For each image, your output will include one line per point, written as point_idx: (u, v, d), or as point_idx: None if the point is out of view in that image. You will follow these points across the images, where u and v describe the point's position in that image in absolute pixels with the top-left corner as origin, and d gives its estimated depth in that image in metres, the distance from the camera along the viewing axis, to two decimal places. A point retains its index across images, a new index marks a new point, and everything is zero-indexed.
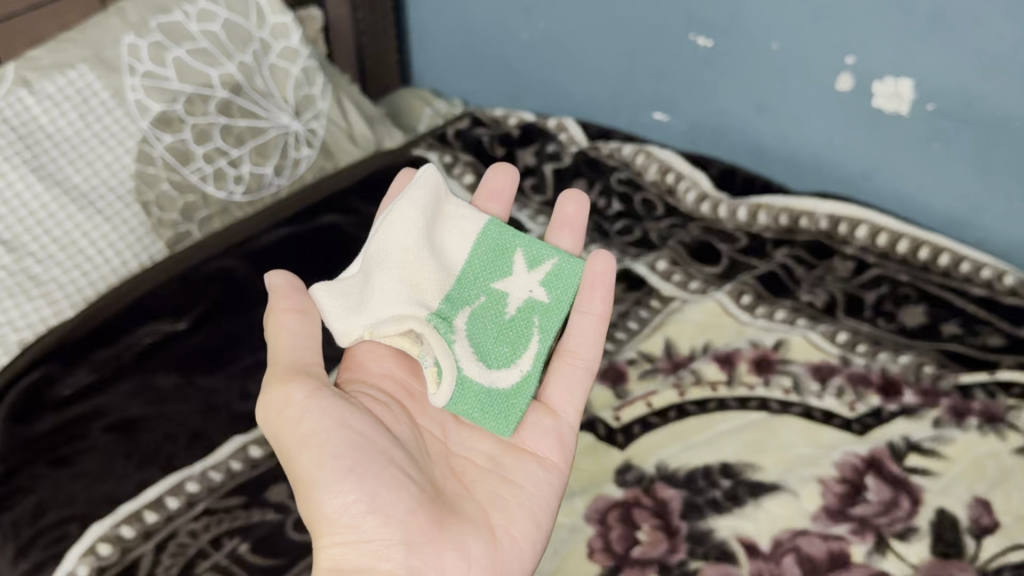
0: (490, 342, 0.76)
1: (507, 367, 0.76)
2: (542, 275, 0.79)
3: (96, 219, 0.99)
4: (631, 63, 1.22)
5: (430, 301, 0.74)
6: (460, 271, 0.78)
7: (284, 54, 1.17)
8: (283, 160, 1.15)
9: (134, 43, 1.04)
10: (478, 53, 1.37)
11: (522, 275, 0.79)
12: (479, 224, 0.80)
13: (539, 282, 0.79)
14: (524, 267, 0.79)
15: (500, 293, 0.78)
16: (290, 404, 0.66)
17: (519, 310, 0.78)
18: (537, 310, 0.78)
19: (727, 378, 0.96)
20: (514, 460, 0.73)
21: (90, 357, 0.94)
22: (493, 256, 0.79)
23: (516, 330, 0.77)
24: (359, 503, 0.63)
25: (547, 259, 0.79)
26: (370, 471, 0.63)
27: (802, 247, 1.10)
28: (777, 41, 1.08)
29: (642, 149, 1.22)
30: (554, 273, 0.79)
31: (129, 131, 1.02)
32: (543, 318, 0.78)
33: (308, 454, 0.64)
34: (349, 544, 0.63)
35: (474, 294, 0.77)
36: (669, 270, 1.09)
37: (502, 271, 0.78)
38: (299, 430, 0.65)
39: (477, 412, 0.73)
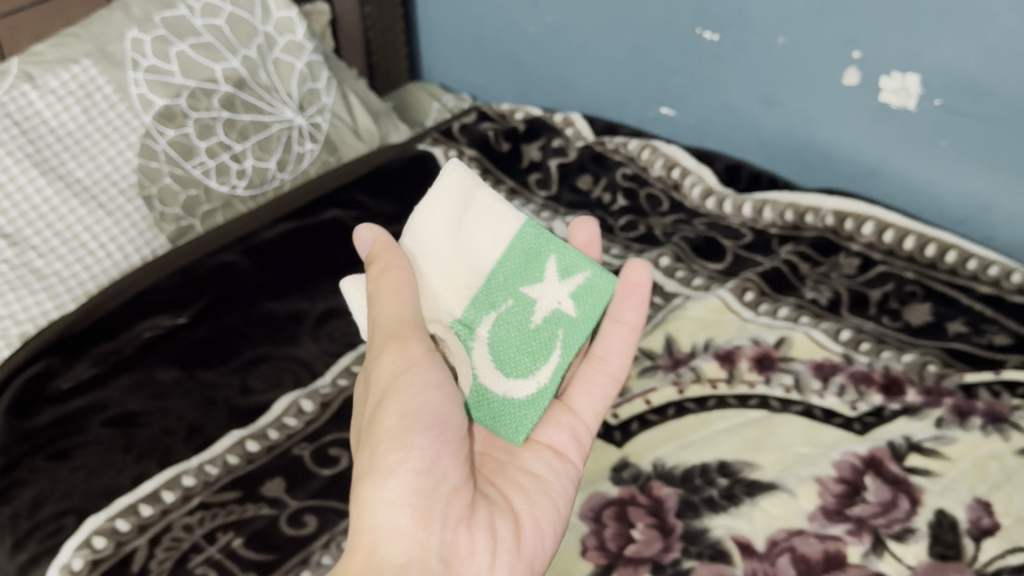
0: (511, 348, 0.67)
1: (527, 377, 0.68)
2: (572, 288, 0.67)
3: (98, 213, 0.99)
4: (638, 57, 1.22)
5: (452, 307, 0.67)
6: (491, 269, 0.67)
7: (289, 48, 1.16)
8: (286, 155, 1.14)
9: (138, 37, 1.04)
10: (486, 47, 1.36)
11: (553, 282, 0.67)
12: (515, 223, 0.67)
13: (569, 294, 0.67)
14: (555, 274, 0.67)
15: (529, 299, 0.67)
16: (400, 361, 0.63)
17: (546, 319, 0.67)
18: (565, 324, 0.67)
19: (728, 375, 0.95)
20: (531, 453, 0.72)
21: (90, 351, 0.95)
22: (527, 258, 0.67)
23: (541, 340, 0.67)
24: (420, 460, 0.61)
25: (581, 270, 0.67)
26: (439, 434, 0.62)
27: (807, 243, 1.09)
28: (783, 35, 1.07)
29: (648, 144, 1.20)
30: (585, 286, 0.67)
31: (132, 125, 1.02)
32: (569, 332, 0.67)
33: (395, 404, 0.62)
34: (395, 498, 0.61)
35: (502, 296, 0.67)
36: (672, 266, 1.08)
37: (531, 277, 0.67)
38: (393, 382, 0.63)
39: (490, 417, 0.68)
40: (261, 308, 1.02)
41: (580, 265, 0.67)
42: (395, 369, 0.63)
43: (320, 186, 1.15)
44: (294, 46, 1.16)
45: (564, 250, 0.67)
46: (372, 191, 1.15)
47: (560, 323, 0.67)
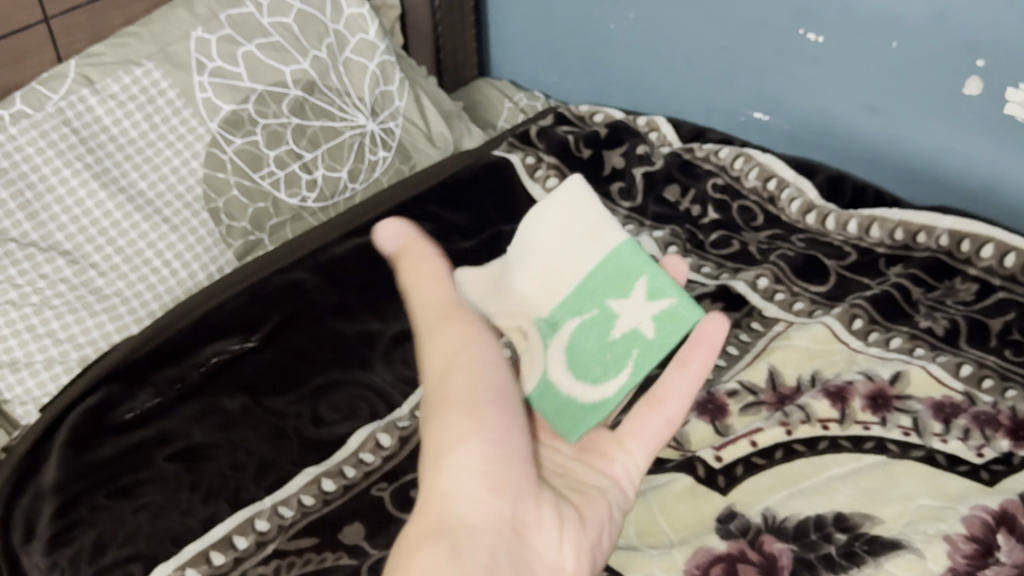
0: (578, 358, 0.58)
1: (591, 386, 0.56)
2: (656, 312, 0.53)
3: (161, 227, 0.93)
4: (729, 58, 1.13)
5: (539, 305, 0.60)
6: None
7: (360, 48, 1.09)
8: (359, 163, 1.06)
9: (203, 37, 0.97)
10: (561, 44, 1.28)
11: (637, 303, 0.54)
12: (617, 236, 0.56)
13: (651, 319, 0.54)
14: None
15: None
16: (451, 323, 0.51)
17: (624, 337, 0.55)
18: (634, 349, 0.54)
19: (840, 415, 0.87)
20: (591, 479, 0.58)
21: (153, 378, 0.89)
22: (611, 272, 0.56)
23: (609, 359, 0.55)
24: (493, 429, 0.48)
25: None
26: (512, 404, 0.50)
27: (918, 265, 1.00)
28: (896, 39, 0.98)
29: (741, 152, 1.12)
30: (668, 317, 0.53)
31: (197, 132, 0.96)
32: (639, 359, 0.54)
33: (470, 376, 0.49)
34: (465, 470, 0.47)
35: (587, 302, 0.57)
36: (772, 288, 1.00)
37: (616, 292, 0.55)
38: (460, 349, 0.50)
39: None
40: (330, 328, 0.95)
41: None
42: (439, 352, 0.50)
43: (391, 199, 1.06)
44: (366, 46, 1.09)
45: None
46: (450, 205, 1.07)
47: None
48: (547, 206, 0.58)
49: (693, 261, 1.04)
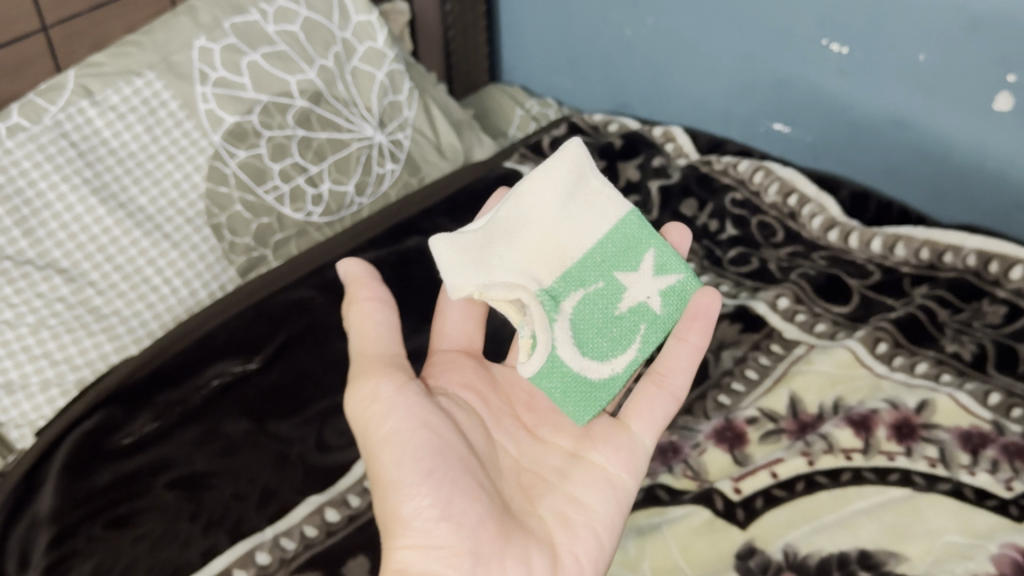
0: (583, 333, 0.68)
1: (602, 360, 0.69)
2: (664, 285, 0.70)
3: (162, 244, 0.90)
4: (749, 67, 1.09)
5: (541, 277, 0.68)
6: (590, 249, 0.70)
7: (368, 57, 1.05)
8: (366, 177, 1.03)
9: (207, 46, 0.94)
10: (576, 51, 1.25)
11: (646, 276, 0.70)
12: (618, 211, 0.72)
13: (658, 290, 0.70)
14: (650, 268, 0.71)
15: (619, 285, 0.70)
16: (371, 404, 0.62)
17: (631, 309, 0.70)
18: (648, 319, 0.70)
19: (864, 445, 0.84)
20: (583, 475, 0.68)
21: (153, 401, 0.86)
22: (624, 246, 0.71)
23: (621, 328, 0.69)
24: (433, 508, 0.58)
25: (674, 271, 0.71)
26: (450, 475, 0.59)
27: (944, 286, 0.97)
28: (923, 52, 0.95)
29: (761, 166, 1.09)
30: (677, 288, 0.70)
31: (200, 145, 0.93)
32: (650, 328, 0.70)
33: (388, 456, 0.60)
34: (421, 548, 0.58)
35: (594, 276, 0.69)
36: (792, 308, 0.97)
37: (628, 263, 0.70)
38: (380, 430, 0.61)
39: (560, 391, 0.68)
40: (336, 349, 0.92)
41: (676, 268, 0.71)
42: (361, 427, 0.63)
43: (402, 210, 1.04)
44: (375, 55, 1.06)
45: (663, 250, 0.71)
46: (461, 220, 1.04)
47: (646, 321, 0.70)
48: (553, 182, 0.70)
49: (710, 279, 1.01)
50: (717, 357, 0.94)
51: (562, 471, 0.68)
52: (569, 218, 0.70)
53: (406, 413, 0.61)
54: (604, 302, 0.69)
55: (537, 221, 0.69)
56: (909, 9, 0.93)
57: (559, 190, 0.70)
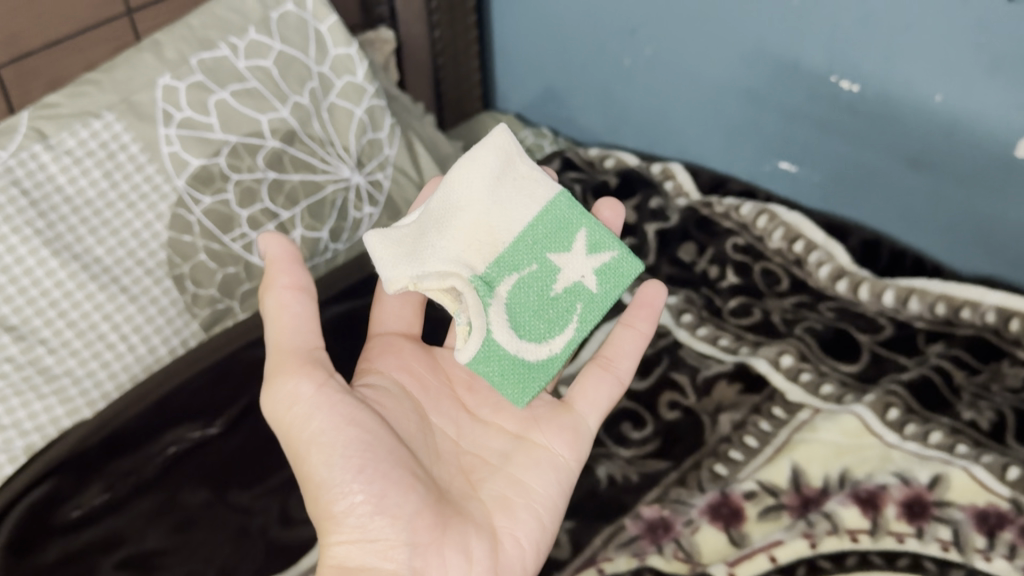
0: (519, 316, 0.65)
1: (539, 342, 0.65)
2: (599, 263, 0.66)
3: (118, 298, 0.84)
4: (753, 103, 1.03)
5: (474, 263, 0.65)
6: (521, 230, 0.66)
7: (348, 92, 0.99)
8: (341, 223, 0.97)
9: (171, 85, 0.88)
10: (572, 80, 1.18)
11: (580, 255, 0.66)
12: (549, 191, 0.67)
13: (595, 269, 0.66)
14: (583, 247, 0.66)
15: (553, 266, 0.66)
16: (293, 405, 0.61)
17: (567, 290, 0.66)
18: (585, 298, 0.66)
19: (871, 525, 0.77)
20: (525, 457, 0.67)
21: (106, 470, 0.79)
22: (556, 225, 0.66)
23: (557, 310, 0.66)
24: (367, 504, 0.58)
25: (609, 249, 0.66)
26: (380, 469, 0.59)
27: (961, 345, 0.90)
28: (941, 93, 0.88)
29: (765, 209, 1.02)
30: (613, 265, 0.66)
31: (162, 191, 0.87)
32: (587, 307, 0.66)
33: (317, 456, 0.59)
34: (355, 543, 0.59)
35: (527, 259, 0.65)
36: (797, 367, 0.90)
37: (560, 244, 0.66)
38: (306, 432, 0.60)
39: (497, 375, 0.64)
40: None
41: (612, 245, 0.66)
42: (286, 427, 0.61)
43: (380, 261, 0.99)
44: (354, 90, 0.99)
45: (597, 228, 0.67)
46: None
47: (582, 303, 0.66)
48: (480, 169, 0.66)
49: (709, 331, 0.94)
50: (714, 421, 0.87)
51: (504, 454, 0.68)
52: (500, 200, 0.66)
53: (332, 413, 0.60)
54: (539, 284, 0.65)
55: (466, 205, 0.66)
56: (927, 47, 0.86)
57: (489, 176, 0.66)
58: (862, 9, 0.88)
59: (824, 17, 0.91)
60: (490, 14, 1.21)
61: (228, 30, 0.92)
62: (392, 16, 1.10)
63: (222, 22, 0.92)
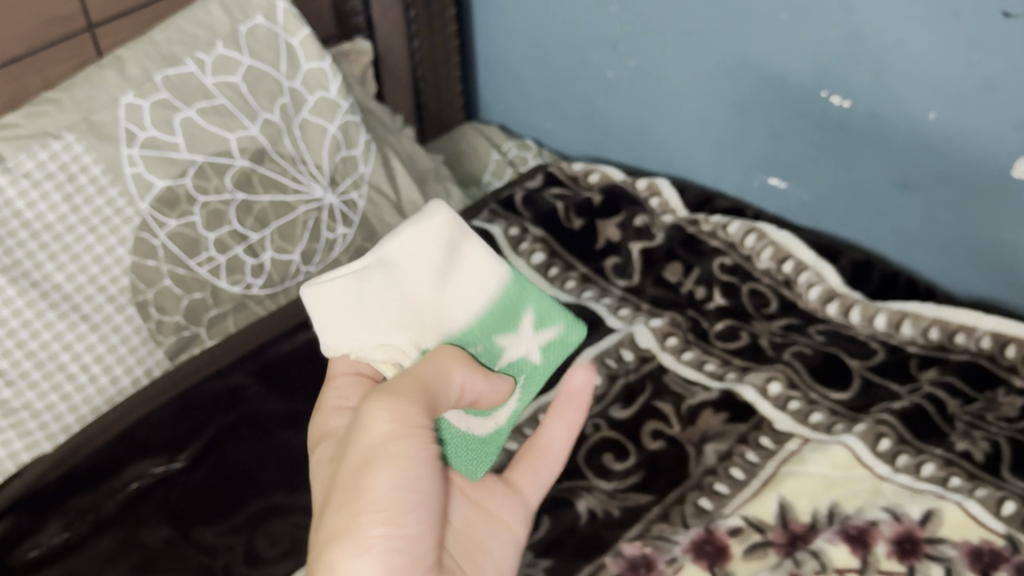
0: None
1: (483, 416, 0.57)
2: (547, 340, 0.56)
3: (79, 326, 0.81)
4: (741, 118, 1.00)
5: (403, 341, 0.53)
6: (461, 314, 0.54)
7: (320, 108, 0.96)
8: (314, 244, 0.93)
9: (135, 103, 0.84)
10: (556, 92, 1.15)
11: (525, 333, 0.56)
12: (500, 279, 0.55)
13: (541, 346, 0.56)
14: (531, 325, 0.56)
15: (496, 347, 0.55)
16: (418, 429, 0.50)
17: (510, 365, 0.56)
18: (530, 374, 0.56)
19: (862, 564, 0.73)
20: (488, 526, 0.63)
21: (63, 508, 0.76)
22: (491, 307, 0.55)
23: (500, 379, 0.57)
24: (400, 550, 0.47)
25: (556, 321, 0.56)
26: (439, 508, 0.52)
27: (955, 372, 0.87)
28: (934, 110, 0.85)
29: (754, 227, 0.99)
30: (560, 341, 0.56)
31: (125, 214, 0.83)
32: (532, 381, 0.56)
33: (388, 472, 0.47)
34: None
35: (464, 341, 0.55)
36: (785, 395, 0.87)
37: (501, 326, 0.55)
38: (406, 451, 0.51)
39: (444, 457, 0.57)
40: (277, 441, 0.83)
41: (562, 317, 0.56)
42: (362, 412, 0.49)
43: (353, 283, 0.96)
44: (327, 106, 0.96)
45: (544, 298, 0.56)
46: None
47: (525, 382, 0.56)
48: (415, 242, 0.53)
49: (694, 356, 0.91)
50: (699, 452, 0.83)
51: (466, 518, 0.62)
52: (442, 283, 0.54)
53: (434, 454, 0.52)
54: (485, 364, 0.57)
55: (396, 281, 0.53)
56: (920, 63, 0.83)
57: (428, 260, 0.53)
58: (852, 24, 0.85)
59: (814, 31, 0.88)
60: (472, 24, 1.18)
61: (194, 45, 0.89)
62: (368, 27, 1.07)
63: (189, 36, 0.89)
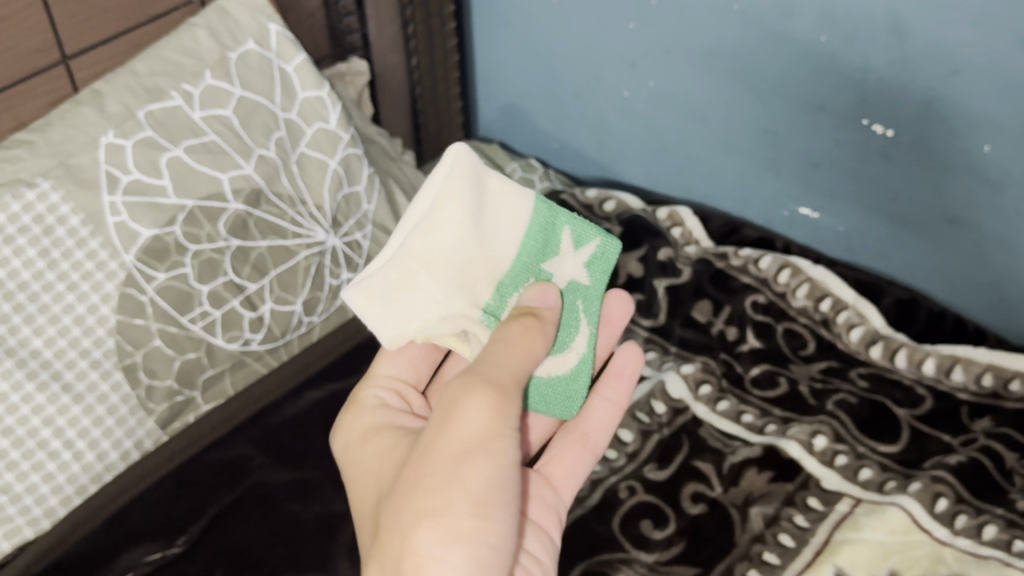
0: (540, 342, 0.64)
1: (564, 351, 0.64)
2: (587, 257, 0.63)
3: (61, 398, 0.72)
4: (771, 143, 0.93)
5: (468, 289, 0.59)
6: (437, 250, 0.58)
7: (320, 142, 0.88)
8: (316, 292, 0.86)
9: (117, 143, 0.75)
10: (564, 110, 1.08)
11: (568, 256, 0.63)
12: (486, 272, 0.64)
13: (584, 264, 0.63)
14: (569, 245, 0.63)
15: (547, 275, 0.62)
16: (486, 431, 0.53)
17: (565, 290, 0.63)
18: (582, 294, 0.63)
19: None
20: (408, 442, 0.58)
21: None
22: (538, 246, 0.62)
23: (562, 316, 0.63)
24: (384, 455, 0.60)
25: (592, 238, 0.63)
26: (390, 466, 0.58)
27: (1009, 423, 0.81)
28: (990, 143, 0.78)
29: (787, 262, 0.94)
30: (598, 256, 0.63)
31: (108, 269, 0.74)
32: (587, 300, 0.64)
33: (486, 466, 0.52)
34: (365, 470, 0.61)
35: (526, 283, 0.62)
36: (831, 450, 0.80)
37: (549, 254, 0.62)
38: (484, 438, 0.53)
39: (541, 403, 0.65)
40: (285, 513, 0.74)
41: (592, 232, 0.63)
42: (447, 411, 0.54)
43: (361, 333, 0.90)
44: (326, 138, 0.88)
45: (574, 219, 0.63)
46: None
47: (582, 298, 0.63)
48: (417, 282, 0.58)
49: (730, 406, 0.85)
50: (744, 517, 0.76)
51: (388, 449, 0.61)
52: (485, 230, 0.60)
53: (519, 439, 0.54)
54: None
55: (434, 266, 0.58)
56: (974, 95, 0.77)
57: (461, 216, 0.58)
58: (901, 49, 0.78)
59: (856, 57, 0.81)
60: (472, 37, 1.10)
61: (180, 76, 0.80)
62: (364, 45, 1.00)
63: (174, 66, 0.80)
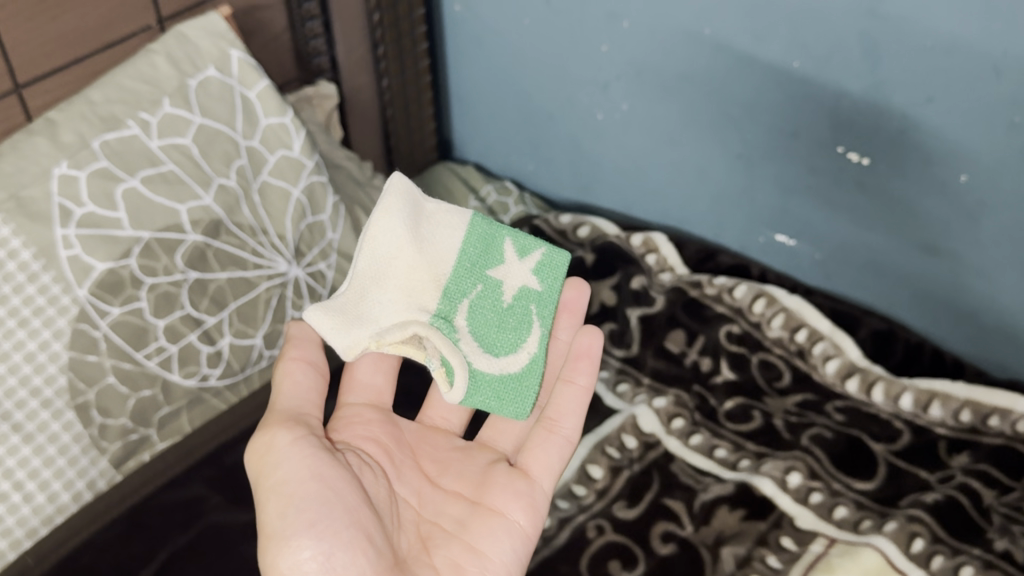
0: (486, 336, 0.65)
1: (516, 350, 0.66)
2: (534, 264, 0.67)
3: (10, 439, 0.69)
4: (744, 170, 0.91)
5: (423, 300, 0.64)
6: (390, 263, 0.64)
7: (284, 170, 0.86)
8: (278, 324, 0.85)
9: (70, 174, 0.73)
10: (537, 134, 1.06)
11: (514, 264, 0.67)
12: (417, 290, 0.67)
13: (532, 271, 0.67)
14: (514, 254, 0.67)
15: (495, 281, 0.66)
16: (264, 469, 0.57)
17: (516, 296, 0.66)
18: (534, 298, 0.66)
19: None
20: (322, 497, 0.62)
21: None
22: (481, 247, 0.66)
23: (515, 318, 0.66)
24: None
25: (536, 247, 0.67)
26: None
27: (987, 459, 0.79)
28: (967, 173, 0.77)
29: (762, 291, 0.92)
30: (545, 262, 0.67)
31: (60, 303, 0.72)
32: (540, 305, 0.67)
33: (272, 501, 0.55)
34: None
35: (471, 282, 0.65)
36: (807, 487, 0.78)
37: (494, 258, 0.66)
38: (270, 477, 0.56)
39: (494, 401, 0.65)
40: (240, 559, 0.72)
41: (537, 244, 0.67)
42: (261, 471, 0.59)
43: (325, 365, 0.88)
44: (290, 166, 0.86)
45: (517, 233, 0.67)
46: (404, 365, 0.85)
47: (535, 303, 0.66)
48: (370, 289, 0.64)
49: (703, 441, 0.83)
50: (715, 557, 0.74)
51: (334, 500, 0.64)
52: (424, 242, 0.65)
53: (298, 454, 0.57)
54: (494, 301, 0.66)
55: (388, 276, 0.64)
56: (950, 124, 0.75)
57: (402, 224, 0.63)
58: (875, 77, 0.76)
59: (830, 82, 0.79)
60: (444, 58, 1.08)
61: (137, 104, 0.77)
62: (333, 68, 0.98)
63: (130, 94, 0.78)
